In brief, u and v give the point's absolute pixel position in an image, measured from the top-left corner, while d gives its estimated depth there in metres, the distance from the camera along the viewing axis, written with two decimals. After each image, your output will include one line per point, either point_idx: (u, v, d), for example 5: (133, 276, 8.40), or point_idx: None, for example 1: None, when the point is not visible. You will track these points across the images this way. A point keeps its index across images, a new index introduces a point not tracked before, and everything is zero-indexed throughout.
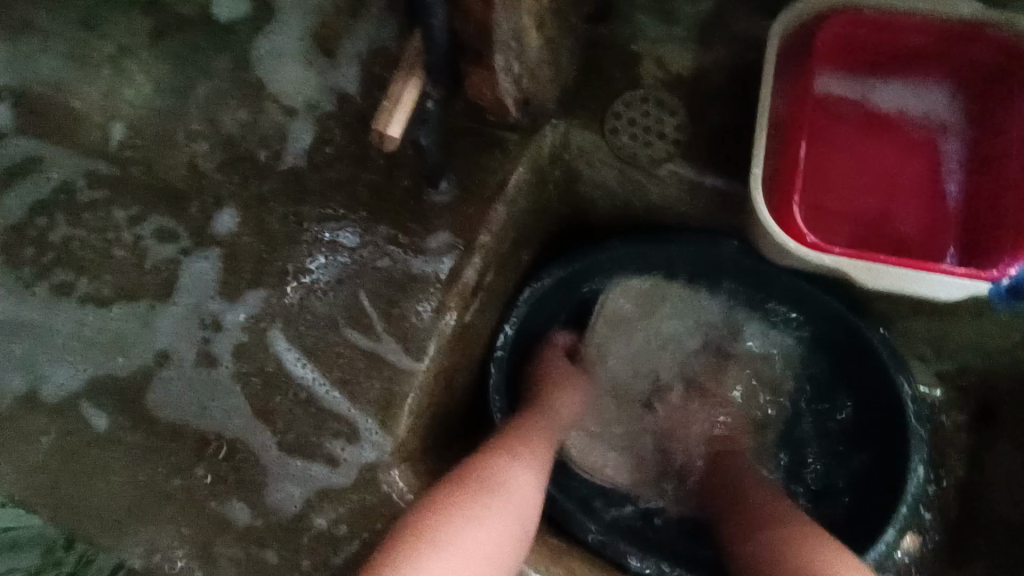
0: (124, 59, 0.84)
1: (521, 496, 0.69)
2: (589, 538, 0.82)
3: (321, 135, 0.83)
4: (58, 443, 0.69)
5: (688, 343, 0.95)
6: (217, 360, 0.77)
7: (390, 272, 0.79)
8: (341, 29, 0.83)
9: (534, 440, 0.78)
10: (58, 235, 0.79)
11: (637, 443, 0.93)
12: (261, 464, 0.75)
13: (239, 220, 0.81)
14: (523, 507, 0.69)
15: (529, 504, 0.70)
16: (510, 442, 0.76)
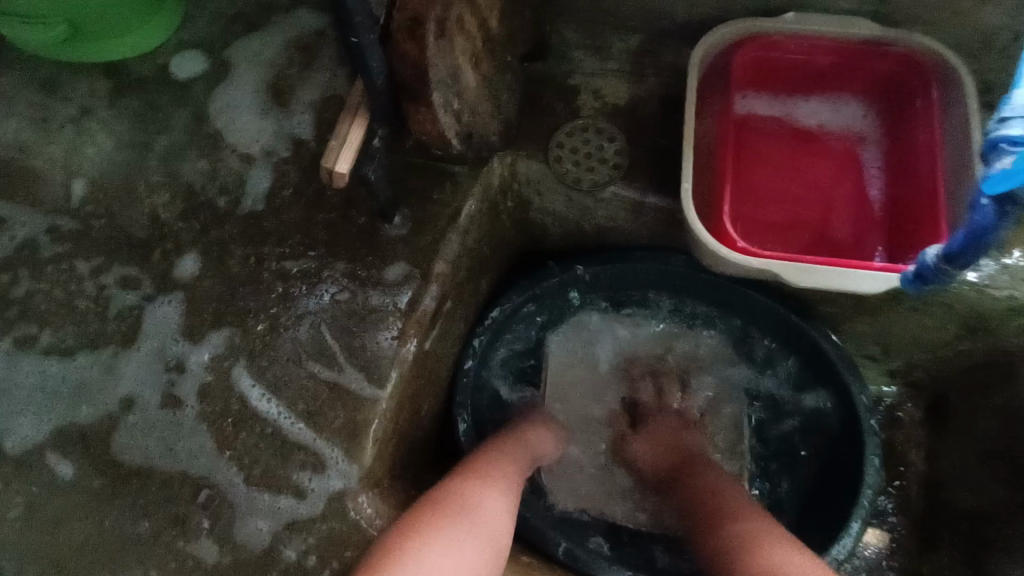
0: (87, 119, 0.88)
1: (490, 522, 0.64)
2: (560, 552, 0.79)
3: (277, 180, 0.84)
4: (25, 495, 0.72)
5: (660, 359, 0.95)
6: (182, 402, 0.75)
7: (351, 304, 0.78)
8: (294, 81, 0.88)
9: (502, 466, 0.74)
10: (21, 290, 0.80)
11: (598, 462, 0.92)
12: (230, 501, 0.71)
13: (202, 263, 0.81)
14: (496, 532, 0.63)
15: (502, 525, 0.65)
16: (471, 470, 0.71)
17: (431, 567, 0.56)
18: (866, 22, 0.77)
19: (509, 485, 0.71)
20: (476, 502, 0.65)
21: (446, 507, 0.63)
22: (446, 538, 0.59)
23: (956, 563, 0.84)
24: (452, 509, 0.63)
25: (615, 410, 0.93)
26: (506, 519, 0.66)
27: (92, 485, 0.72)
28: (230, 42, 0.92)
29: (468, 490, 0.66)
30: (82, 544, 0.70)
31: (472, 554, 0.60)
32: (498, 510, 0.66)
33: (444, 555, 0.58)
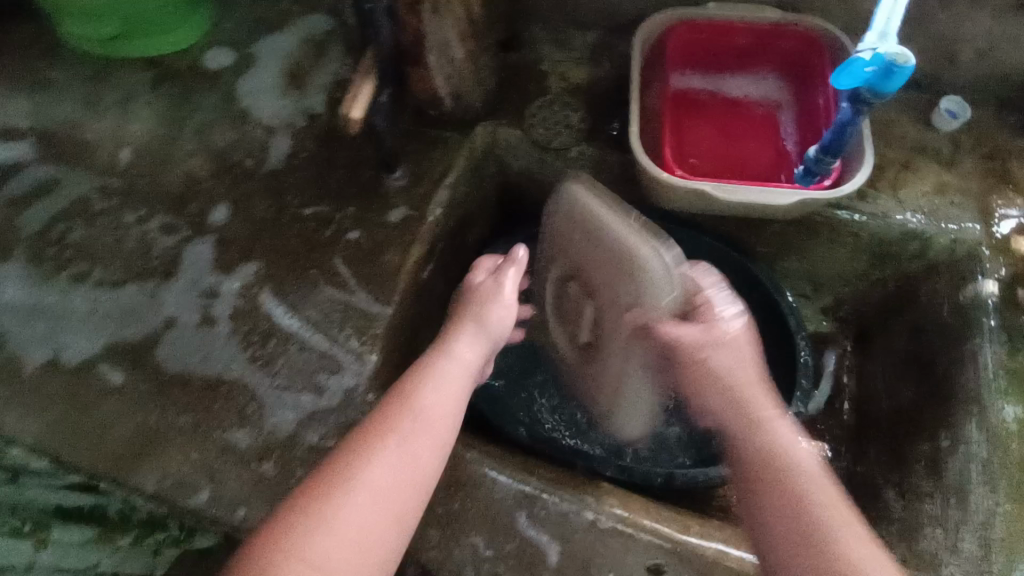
0: (131, 101, 1.04)
1: (397, 495, 0.68)
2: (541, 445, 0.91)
3: (295, 145, 1.00)
4: (82, 397, 0.83)
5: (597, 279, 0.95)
6: (216, 321, 0.88)
7: (359, 241, 0.93)
8: (310, 69, 1.06)
9: (426, 418, 0.74)
10: (75, 236, 0.93)
11: (569, 311, 0.94)
12: (260, 398, 0.84)
13: (232, 212, 0.95)
14: (401, 507, 0.68)
15: (409, 494, 0.69)
16: (389, 426, 0.73)
17: (318, 543, 0.64)
18: (772, 9, 0.97)
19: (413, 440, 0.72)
20: (370, 469, 0.69)
21: (337, 483, 0.67)
22: (348, 523, 0.65)
23: (884, 455, 0.98)
24: (341, 485, 0.67)
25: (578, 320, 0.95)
26: (406, 480, 0.70)
27: (138, 390, 0.84)
28: (254, 39, 1.10)
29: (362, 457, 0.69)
30: (132, 436, 0.81)
31: (364, 524, 0.66)
32: (411, 480, 0.70)
33: (333, 529, 0.64)
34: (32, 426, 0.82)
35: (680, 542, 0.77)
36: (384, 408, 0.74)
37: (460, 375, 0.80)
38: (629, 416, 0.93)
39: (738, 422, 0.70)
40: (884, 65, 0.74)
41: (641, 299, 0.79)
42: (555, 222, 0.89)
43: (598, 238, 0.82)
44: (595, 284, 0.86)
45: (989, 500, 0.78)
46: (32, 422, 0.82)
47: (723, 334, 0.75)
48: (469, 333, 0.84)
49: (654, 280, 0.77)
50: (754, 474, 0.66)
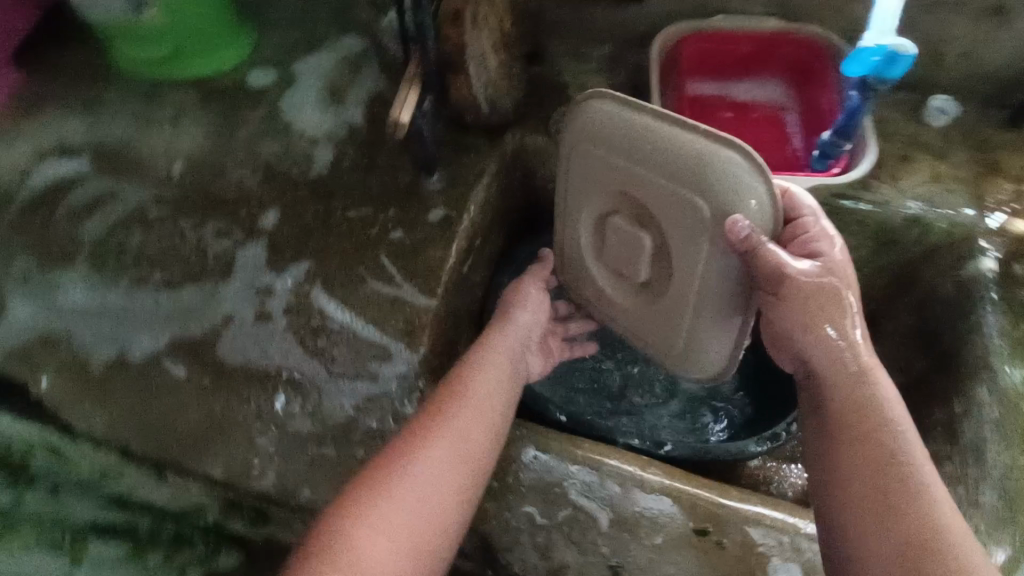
0: (182, 118, 1.11)
1: (450, 472, 0.73)
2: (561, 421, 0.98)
3: (338, 154, 1.07)
4: (149, 390, 0.88)
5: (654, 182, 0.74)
6: (272, 316, 0.93)
7: (403, 239, 0.99)
8: (347, 85, 1.14)
9: (474, 404, 0.78)
10: (134, 243, 0.99)
11: (609, 258, 0.87)
12: (317, 386, 0.88)
13: (281, 216, 1.01)
14: (456, 486, 0.73)
15: (459, 472, 0.73)
16: (439, 411, 0.77)
17: (378, 519, 0.68)
18: (774, 20, 1.07)
19: (460, 421, 0.76)
20: (421, 450, 0.73)
21: (392, 465, 0.72)
22: (405, 501, 0.69)
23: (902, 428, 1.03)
24: (394, 465, 0.71)
25: (622, 260, 0.85)
26: (455, 458, 0.73)
27: (201, 381, 0.88)
28: (294, 60, 1.18)
29: (415, 440, 0.74)
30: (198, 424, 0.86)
31: (419, 500, 0.70)
32: (461, 461, 0.74)
33: (391, 507, 0.68)
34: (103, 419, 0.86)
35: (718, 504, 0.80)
36: (432, 397, 0.80)
37: (499, 368, 0.84)
38: (688, 364, 0.87)
39: (838, 380, 0.68)
40: (887, 54, 0.87)
41: (725, 208, 0.70)
42: (595, 145, 0.78)
43: (660, 145, 0.72)
44: (650, 210, 0.78)
45: (1004, 455, 0.83)
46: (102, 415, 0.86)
47: (827, 262, 0.71)
48: (505, 328, 0.90)
49: (736, 185, 0.69)
50: (851, 435, 0.65)
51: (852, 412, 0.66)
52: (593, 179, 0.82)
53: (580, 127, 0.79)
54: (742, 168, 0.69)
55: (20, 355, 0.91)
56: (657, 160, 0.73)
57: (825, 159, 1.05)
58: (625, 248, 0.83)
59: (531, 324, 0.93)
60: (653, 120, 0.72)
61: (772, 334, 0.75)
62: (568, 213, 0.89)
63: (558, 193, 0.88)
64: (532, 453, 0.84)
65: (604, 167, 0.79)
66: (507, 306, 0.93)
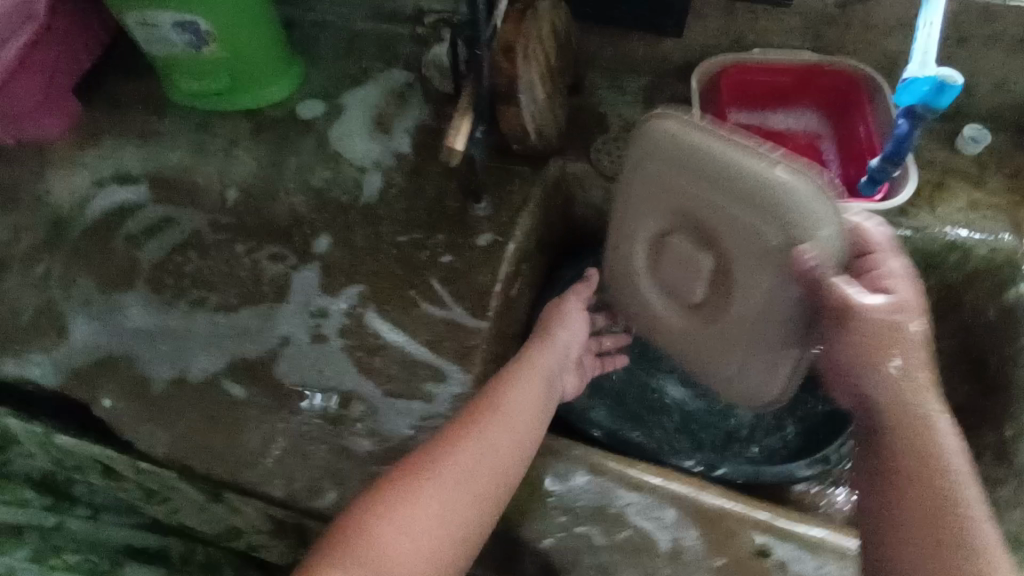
0: (234, 147, 1.15)
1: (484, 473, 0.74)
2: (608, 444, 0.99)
3: (387, 181, 1.10)
4: (209, 410, 0.90)
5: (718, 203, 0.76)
6: (327, 338, 0.95)
7: (453, 263, 1.02)
8: (394, 116, 1.17)
9: (508, 420, 0.79)
10: (192, 266, 1.02)
11: (666, 278, 0.89)
12: (372, 406, 0.90)
13: (333, 240, 1.04)
14: (489, 488, 0.74)
15: (488, 485, 0.74)
16: (471, 422, 0.78)
17: (398, 522, 0.68)
18: (810, 52, 1.10)
19: (491, 435, 0.77)
20: (449, 458, 0.74)
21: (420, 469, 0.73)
22: (430, 503, 0.70)
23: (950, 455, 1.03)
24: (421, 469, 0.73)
25: (676, 278, 0.88)
26: (486, 472, 0.74)
27: (260, 402, 0.90)
28: (342, 93, 1.21)
29: (444, 448, 0.75)
30: (257, 443, 0.87)
31: (444, 507, 0.71)
32: (491, 474, 0.75)
33: (413, 513, 0.69)
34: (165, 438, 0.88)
35: (776, 526, 0.80)
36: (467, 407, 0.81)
37: (537, 385, 0.85)
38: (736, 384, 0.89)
39: (890, 406, 0.67)
40: (937, 84, 0.89)
41: (794, 241, 0.72)
42: (655, 162, 0.80)
43: (722, 168, 0.74)
44: (710, 231, 0.80)
45: None
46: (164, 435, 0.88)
47: (896, 300, 0.69)
48: (546, 347, 0.91)
49: (805, 218, 0.71)
50: (889, 454, 0.66)
51: (900, 433, 0.66)
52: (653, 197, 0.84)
53: (641, 139, 0.81)
54: (812, 196, 0.70)
55: (82, 375, 0.93)
56: (721, 181, 0.75)
57: (871, 185, 1.06)
58: (680, 266, 0.85)
59: (570, 343, 0.95)
60: (720, 144, 0.74)
61: (828, 364, 0.75)
62: (620, 231, 0.91)
63: (615, 211, 0.90)
64: (581, 480, 0.84)
65: (662, 185, 0.81)
66: (546, 327, 0.95)
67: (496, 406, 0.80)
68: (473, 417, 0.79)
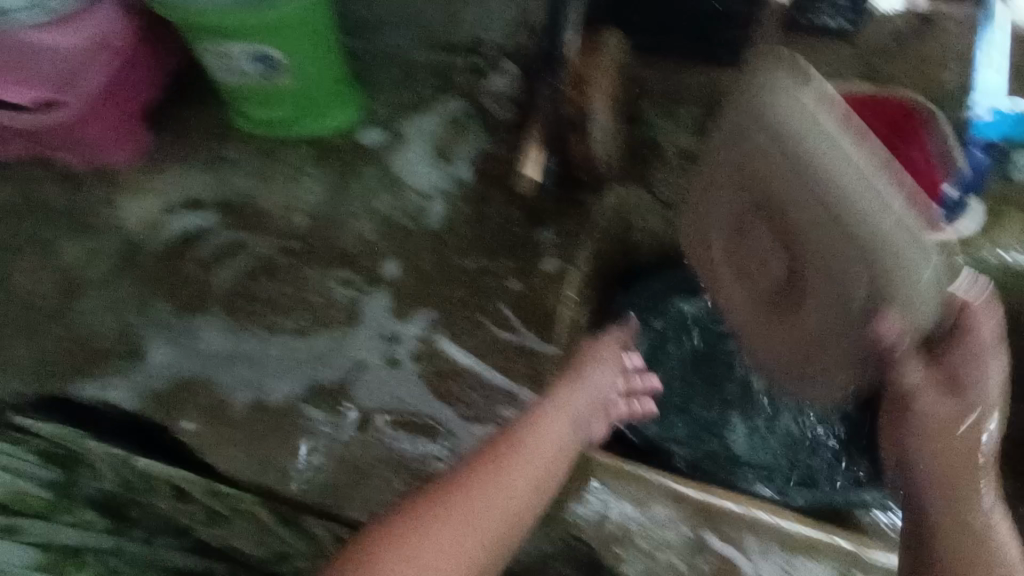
0: (299, 174, 1.15)
1: (488, 518, 0.71)
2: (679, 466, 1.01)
3: (451, 208, 1.11)
4: (290, 433, 0.92)
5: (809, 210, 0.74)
6: (401, 362, 0.97)
7: (521, 289, 1.03)
8: (455, 143, 1.18)
9: (525, 470, 0.76)
10: (264, 292, 1.04)
11: (745, 265, 0.90)
12: (449, 431, 0.92)
13: (401, 266, 1.06)
14: (490, 534, 0.71)
15: (492, 537, 0.71)
16: (487, 467, 0.75)
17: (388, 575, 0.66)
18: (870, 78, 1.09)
19: (505, 484, 0.74)
20: (454, 505, 0.71)
21: (422, 515, 0.70)
22: (427, 554, 0.68)
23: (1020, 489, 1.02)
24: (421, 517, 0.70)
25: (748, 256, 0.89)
26: (493, 523, 0.71)
27: (337, 426, 0.92)
28: (401, 119, 1.21)
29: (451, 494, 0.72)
30: (338, 466, 0.89)
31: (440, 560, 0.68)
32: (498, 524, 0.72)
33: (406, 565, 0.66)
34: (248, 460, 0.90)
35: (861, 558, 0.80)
36: (484, 448, 0.78)
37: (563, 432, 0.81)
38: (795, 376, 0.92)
39: (942, 471, 0.75)
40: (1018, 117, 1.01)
41: (886, 300, 0.72)
42: (758, 135, 0.76)
43: (827, 181, 0.70)
44: (796, 238, 0.78)
45: None
46: (247, 457, 0.91)
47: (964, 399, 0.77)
48: (574, 389, 0.86)
49: (899, 274, 0.70)
50: (931, 524, 0.72)
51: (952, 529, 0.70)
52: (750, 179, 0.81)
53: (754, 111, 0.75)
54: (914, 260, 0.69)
55: (162, 398, 0.95)
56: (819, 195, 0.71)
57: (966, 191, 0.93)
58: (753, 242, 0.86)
59: (604, 385, 0.90)
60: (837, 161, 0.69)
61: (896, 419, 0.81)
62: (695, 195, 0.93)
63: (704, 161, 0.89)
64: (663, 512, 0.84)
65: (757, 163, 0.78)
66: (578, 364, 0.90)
67: (518, 458, 0.77)
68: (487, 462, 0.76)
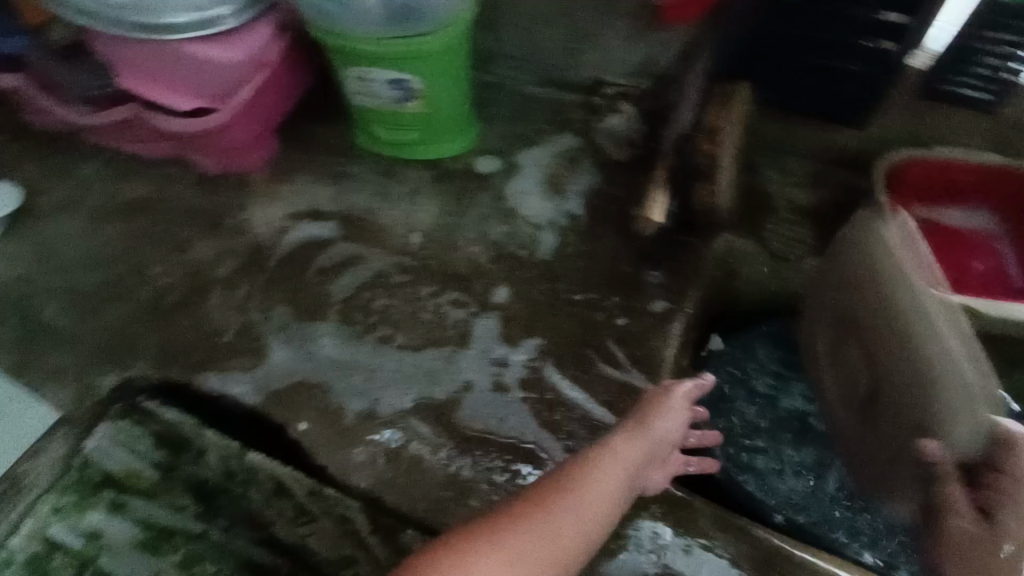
0: (417, 195, 1.21)
1: (536, 564, 0.72)
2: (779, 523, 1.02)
3: (562, 240, 1.14)
4: (399, 445, 0.96)
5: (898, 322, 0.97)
6: (508, 387, 1.00)
7: (628, 327, 1.05)
8: (567, 176, 1.20)
9: (582, 511, 0.77)
10: (379, 304, 1.08)
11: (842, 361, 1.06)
12: (553, 461, 0.93)
13: (512, 293, 1.09)
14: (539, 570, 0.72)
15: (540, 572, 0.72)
16: (542, 504, 0.77)
17: None
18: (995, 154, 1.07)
19: (559, 524, 0.75)
20: (504, 541, 0.73)
21: (471, 546, 0.72)
22: None
23: None
24: (470, 551, 0.71)
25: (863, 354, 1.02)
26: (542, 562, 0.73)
27: (446, 443, 0.95)
28: (517, 149, 1.25)
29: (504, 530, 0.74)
30: (445, 482, 0.92)
31: None
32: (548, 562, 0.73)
33: None
34: (358, 466, 0.94)
35: None
36: (540, 485, 0.80)
37: (622, 476, 0.82)
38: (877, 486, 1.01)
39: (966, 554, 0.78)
40: None
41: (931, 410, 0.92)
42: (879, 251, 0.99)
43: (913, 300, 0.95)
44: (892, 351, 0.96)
45: None
46: (358, 463, 0.95)
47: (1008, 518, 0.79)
48: (636, 434, 0.87)
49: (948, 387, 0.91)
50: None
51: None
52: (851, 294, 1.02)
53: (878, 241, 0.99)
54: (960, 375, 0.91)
55: (280, 398, 1.00)
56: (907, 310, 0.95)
57: None
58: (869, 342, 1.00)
59: (669, 432, 0.89)
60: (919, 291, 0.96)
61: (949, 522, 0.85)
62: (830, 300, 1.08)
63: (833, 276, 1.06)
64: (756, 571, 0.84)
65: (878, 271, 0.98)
66: (646, 408, 0.90)
67: (574, 499, 0.78)
68: (543, 498, 0.77)
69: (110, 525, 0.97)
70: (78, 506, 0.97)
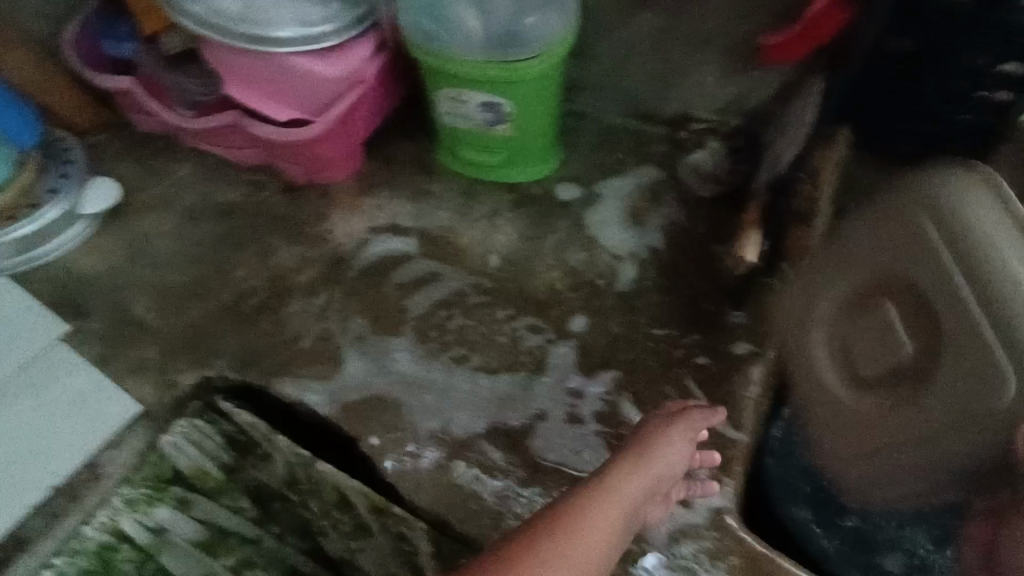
0: (497, 217, 1.20)
1: None
2: None
3: (642, 273, 1.12)
4: (471, 469, 0.94)
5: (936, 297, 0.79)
6: (583, 420, 0.98)
7: (709, 369, 1.02)
8: (650, 208, 1.19)
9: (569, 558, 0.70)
10: (455, 324, 1.08)
11: (856, 341, 0.89)
12: None
13: (590, 323, 1.07)
14: None
15: None
16: (525, 549, 0.69)
17: None
18: None
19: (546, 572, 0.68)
20: None
21: None
22: None
23: None
24: None
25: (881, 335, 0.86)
26: None
27: (518, 472, 0.94)
28: (600, 177, 1.23)
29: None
30: (516, 511, 0.91)
31: None
32: None
33: None
34: (429, 487, 0.93)
35: None
36: (524, 527, 0.72)
37: (618, 518, 0.75)
38: (879, 487, 0.90)
39: None
40: None
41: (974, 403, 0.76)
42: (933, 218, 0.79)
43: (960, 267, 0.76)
44: (943, 339, 0.77)
45: None
46: (429, 484, 0.94)
47: None
48: (633, 470, 0.79)
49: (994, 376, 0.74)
50: None
51: None
52: (903, 266, 0.83)
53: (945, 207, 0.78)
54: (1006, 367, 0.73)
55: (353, 410, 1.00)
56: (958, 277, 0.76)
57: None
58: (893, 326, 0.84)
59: (670, 469, 0.82)
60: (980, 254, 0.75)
61: None
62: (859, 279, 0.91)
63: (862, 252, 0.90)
64: None
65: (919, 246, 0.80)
66: (643, 441, 0.83)
67: (563, 544, 0.70)
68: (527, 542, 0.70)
69: (175, 523, 1.02)
70: (148, 501, 1.01)
